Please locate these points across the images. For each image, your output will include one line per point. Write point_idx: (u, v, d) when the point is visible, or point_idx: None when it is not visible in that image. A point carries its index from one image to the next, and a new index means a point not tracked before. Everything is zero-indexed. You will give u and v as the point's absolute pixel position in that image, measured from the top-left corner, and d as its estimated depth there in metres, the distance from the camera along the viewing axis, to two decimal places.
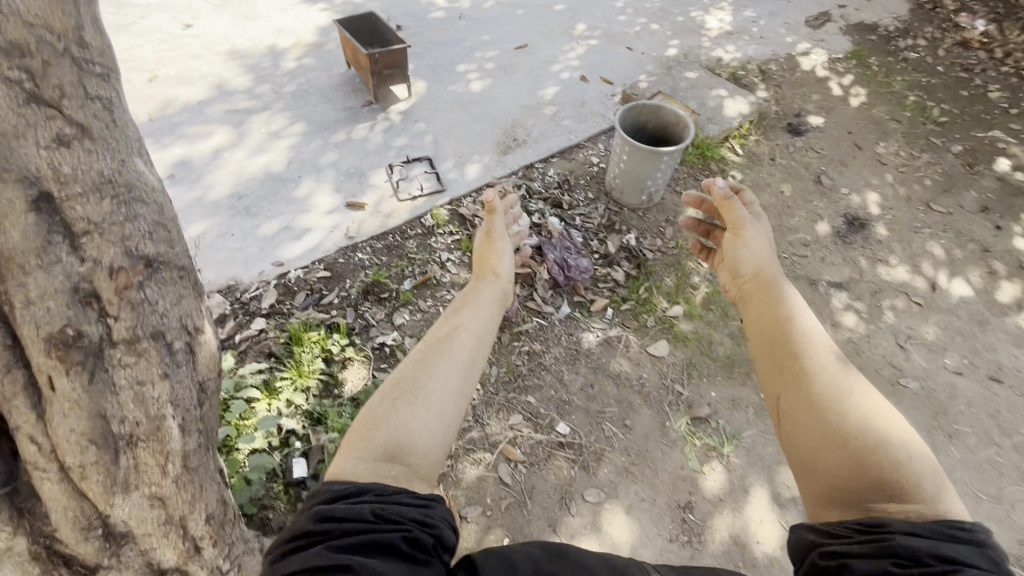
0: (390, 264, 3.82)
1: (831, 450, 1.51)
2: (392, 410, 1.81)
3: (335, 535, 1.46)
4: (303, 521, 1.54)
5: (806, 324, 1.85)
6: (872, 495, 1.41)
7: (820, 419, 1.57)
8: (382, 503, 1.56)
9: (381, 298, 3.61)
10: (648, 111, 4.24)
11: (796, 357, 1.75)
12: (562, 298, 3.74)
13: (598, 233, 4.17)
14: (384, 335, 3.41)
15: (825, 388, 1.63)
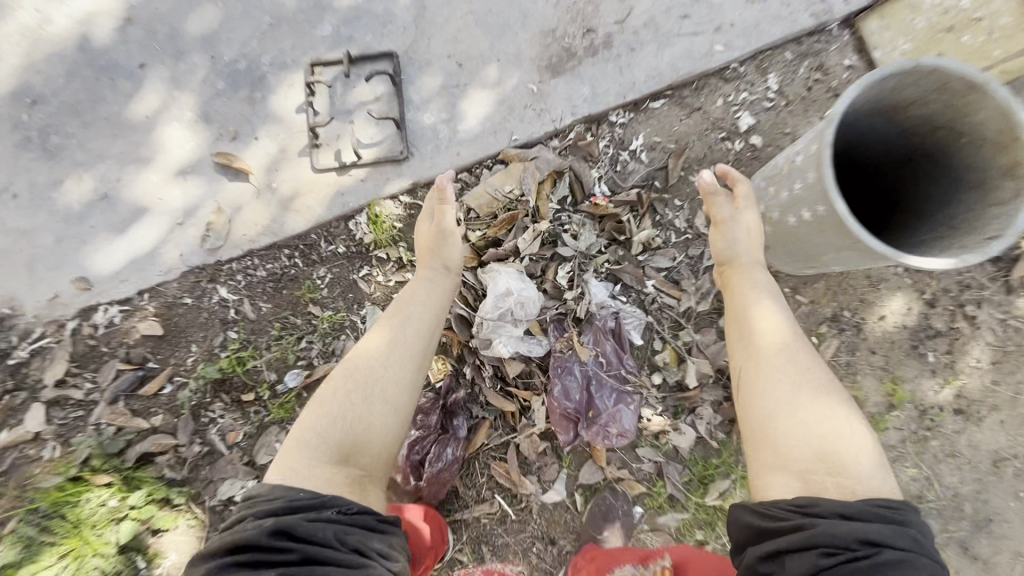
0: (271, 324, 2.10)
1: (787, 418, 1.53)
2: (361, 389, 1.63)
3: (297, 557, 1.27)
4: (253, 535, 1.30)
5: (779, 315, 1.73)
6: (815, 467, 1.44)
7: (776, 386, 1.59)
8: (347, 519, 1.39)
9: (242, 401, 2.05)
10: (894, 88, 1.47)
11: (764, 339, 1.69)
12: (560, 469, 2.04)
13: (679, 330, 2.09)
14: (232, 484, 2.02)
15: (788, 370, 1.61)
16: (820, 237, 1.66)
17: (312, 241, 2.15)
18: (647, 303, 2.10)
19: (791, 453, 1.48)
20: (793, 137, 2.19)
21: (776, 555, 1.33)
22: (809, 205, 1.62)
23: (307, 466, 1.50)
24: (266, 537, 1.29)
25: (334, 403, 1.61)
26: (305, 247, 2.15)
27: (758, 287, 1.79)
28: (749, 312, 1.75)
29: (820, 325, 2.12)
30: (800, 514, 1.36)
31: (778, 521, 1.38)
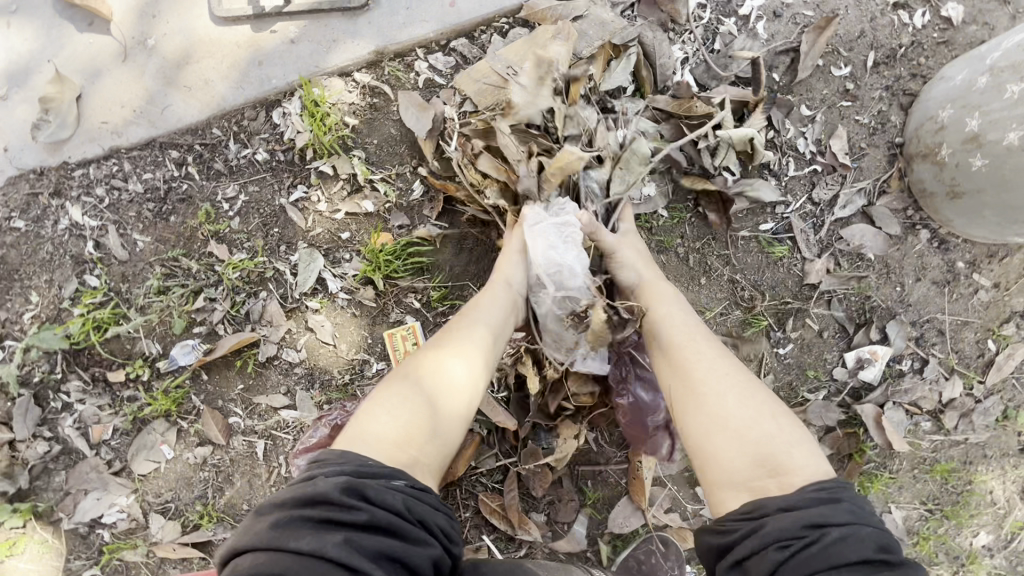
0: (151, 268, 1.35)
1: (716, 431, 0.92)
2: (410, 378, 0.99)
3: (365, 517, 0.78)
4: (318, 486, 0.81)
5: (670, 313, 1.09)
6: (759, 483, 0.86)
7: (692, 398, 0.97)
8: (424, 489, 0.88)
9: (109, 383, 1.35)
10: None
11: (666, 338, 1.07)
12: (581, 507, 1.39)
13: (780, 317, 1.36)
14: (99, 500, 1.37)
15: (710, 375, 0.98)
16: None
17: (214, 140, 1.35)
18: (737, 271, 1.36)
19: (729, 478, 0.89)
20: (1012, 11, 1.30)
21: (733, 566, 0.81)
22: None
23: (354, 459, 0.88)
24: (334, 487, 0.80)
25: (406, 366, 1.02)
26: (203, 148, 1.35)
27: (667, 299, 1.13)
28: (656, 319, 1.10)
29: (1004, 324, 1.36)
30: (740, 519, 0.84)
31: (719, 531, 0.86)
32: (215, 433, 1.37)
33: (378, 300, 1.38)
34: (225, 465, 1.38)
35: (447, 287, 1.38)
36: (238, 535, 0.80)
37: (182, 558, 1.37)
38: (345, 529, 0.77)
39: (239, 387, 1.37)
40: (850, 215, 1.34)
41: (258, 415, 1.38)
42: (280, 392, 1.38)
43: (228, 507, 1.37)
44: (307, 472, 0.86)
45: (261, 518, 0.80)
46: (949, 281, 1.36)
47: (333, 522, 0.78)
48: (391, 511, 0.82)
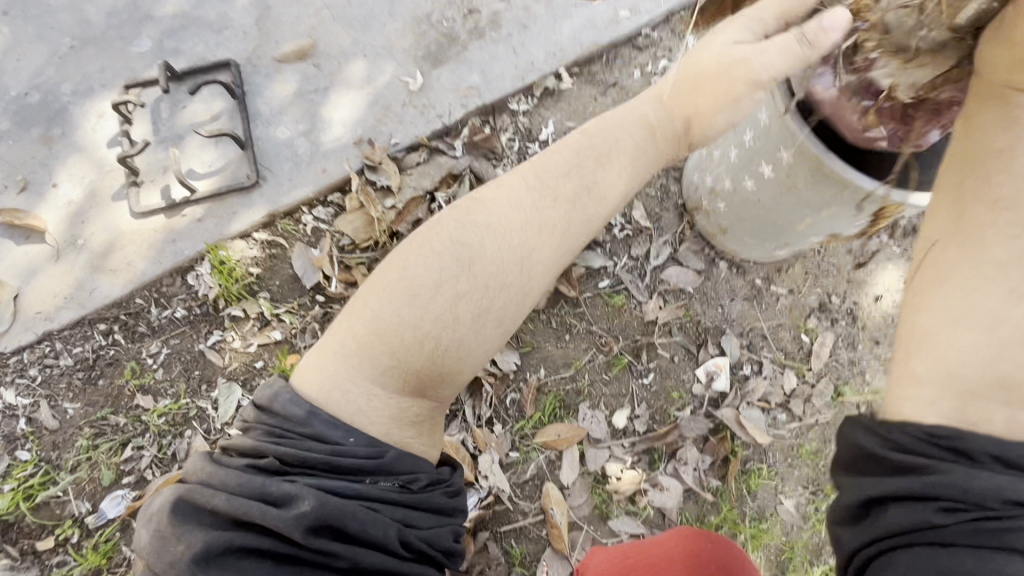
0: (80, 431, 1.49)
1: (969, 318, 0.80)
2: (469, 287, 0.93)
3: (345, 563, 0.81)
4: (279, 522, 0.80)
5: (1022, 165, 0.81)
6: (985, 397, 0.77)
7: (971, 267, 0.82)
8: (419, 510, 0.89)
9: (38, 552, 1.41)
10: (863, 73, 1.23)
11: (990, 189, 0.83)
12: (510, 568, 1.49)
13: (636, 350, 1.65)
14: None
15: (1012, 259, 0.80)
16: (788, 197, 1.27)
17: (138, 307, 1.60)
18: (589, 322, 1.66)
19: (952, 373, 0.79)
20: None
21: (873, 496, 0.77)
22: (769, 154, 1.23)
23: (355, 403, 0.91)
24: (297, 527, 0.79)
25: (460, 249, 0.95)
26: (127, 317, 1.59)
27: (1015, 163, 0.81)
28: (984, 162, 0.83)
29: (808, 319, 1.69)
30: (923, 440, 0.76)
31: (880, 446, 0.79)
32: None
33: None
34: None
35: None
36: (161, 549, 0.80)
37: None
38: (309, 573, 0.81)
39: None
40: (663, 262, 1.71)
41: None
42: None
43: None
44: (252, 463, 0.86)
45: (190, 538, 0.79)
46: (756, 295, 1.70)
47: (300, 560, 0.81)
48: (378, 547, 0.84)
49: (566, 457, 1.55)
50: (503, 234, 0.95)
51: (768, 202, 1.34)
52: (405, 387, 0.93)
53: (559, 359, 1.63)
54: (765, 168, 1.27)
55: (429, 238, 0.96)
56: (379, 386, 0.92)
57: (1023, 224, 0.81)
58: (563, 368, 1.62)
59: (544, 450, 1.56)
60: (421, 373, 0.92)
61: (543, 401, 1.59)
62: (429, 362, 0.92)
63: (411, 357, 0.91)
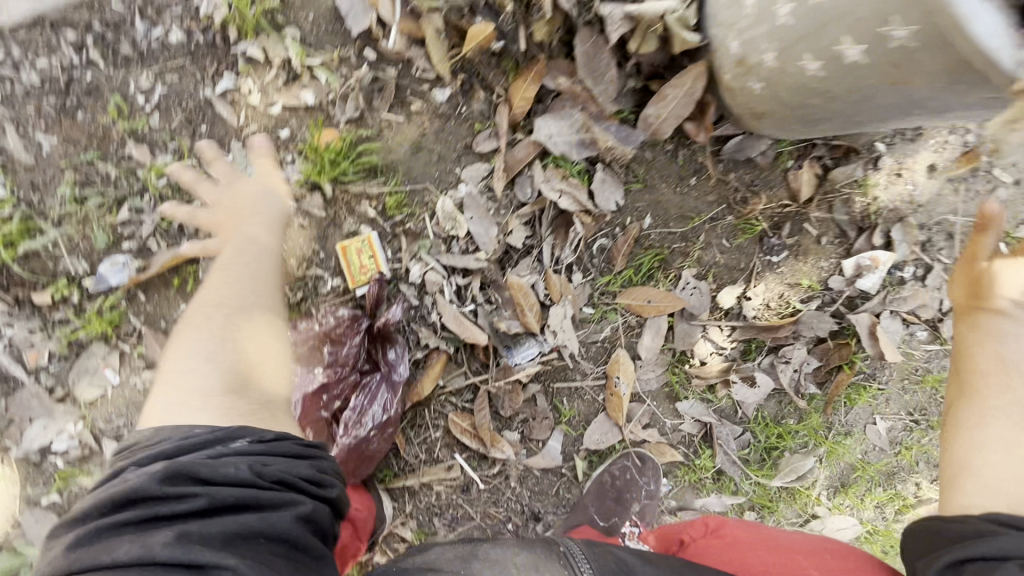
0: (63, 175, 1.18)
1: (980, 469, 0.82)
2: (241, 302, 0.90)
3: (203, 503, 0.62)
4: (126, 483, 0.63)
5: (997, 344, 0.89)
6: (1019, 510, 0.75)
7: (978, 417, 0.86)
8: (271, 446, 0.73)
9: (36, 305, 1.23)
10: None
11: (973, 375, 0.89)
12: (555, 425, 1.34)
13: (777, 217, 1.24)
14: (46, 427, 1.28)
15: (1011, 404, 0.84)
16: (878, 91, 0.76)
17: (120, 18, 1.16)
18: (729, 168, 1.21)
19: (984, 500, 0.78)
20: None
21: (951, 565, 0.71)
22: (855, 24, 0.70)
23: (196, 405, 0.77)
24: (151, 479, 0.63)
25: (205, 310, 0.89)
26: (105, 29, 1.16)
27: (989, 336, 0.89)
28: (985, 317, 0.91)
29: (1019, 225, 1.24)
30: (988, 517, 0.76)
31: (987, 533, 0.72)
32: (164, 356, 1.26)
33: (328, 209, 1.22)
34: None
35: (402, 192, 1.21)
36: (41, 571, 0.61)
37: None
38: (177, 522, 0.61)
39: (181, 307, 1.24)
40: None
41: None
42: None
43: None
44: (106, 473, 0.68)
45: (55, 541, 0.61)
46: (965, 176, 1.22)
47: (162, 522, 0.61)
48: (234, 485, 0.66)
49: (651, 323, 1.29)
50: (230, 286, 0.92)
51: (847, 91, 0.79)
52: (226, 384, 0.80)
53: (674, 210, 1.23)
54: (849, 49, 0.73)
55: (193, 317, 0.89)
56: (202, 393, 0.79)
57: (1002, 388, 0.86)
58: (675, 223, 1.24)
59: (626, 312, 1.28)
60: (240, 365, 0.83)
61: (639, 257, 1.25)
62: (236, 360, 0.84)
63: (223, 358, 0.83)
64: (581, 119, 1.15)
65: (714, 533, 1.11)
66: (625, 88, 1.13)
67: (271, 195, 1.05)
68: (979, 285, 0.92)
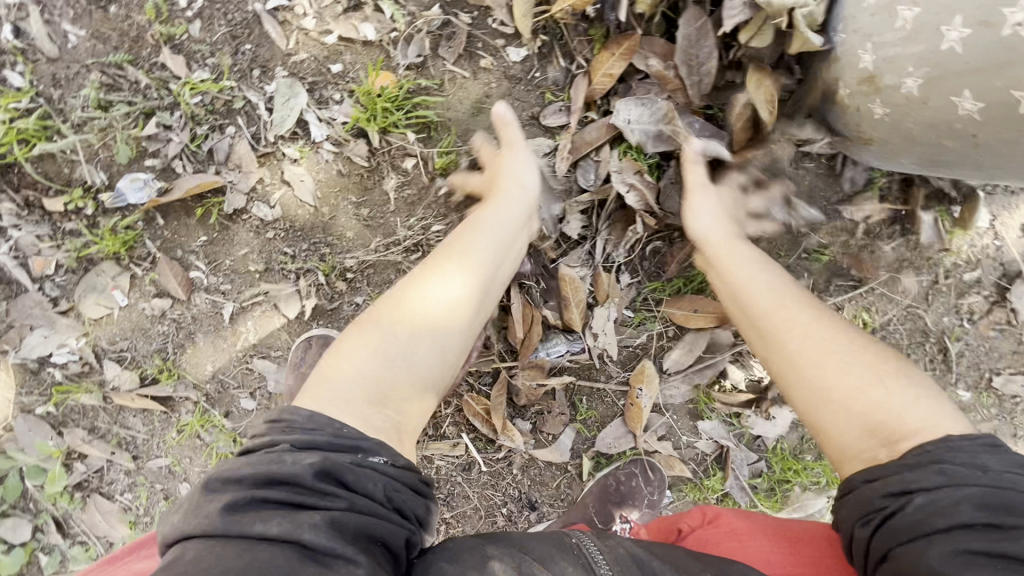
0: (89, 75, 1.08)
1: (820, 389, 0.78)
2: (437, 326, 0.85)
3: (343, 506, 0.63)
4: (291, 465, 0.64)
5: (738, 274, 0.94)
6: (878, 435, 0.71)
7: (807, 358, 0.80)
8: (405, 471, 0.72)
9: (47, 211, 1.14)
10: None
11: (756, 323, 0.89)
12: (569, 421, 1.30)
13: (850, 247, 1.15)
14: (46, 338, 1.23)
15: (803, 341, 0.81)
16: None
17: None
18: (809, 187, 1.12)
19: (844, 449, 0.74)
20: None
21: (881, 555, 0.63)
22: None
23: (337, 400, 0.77)
24: (306, 470, 0.64)
25: (395, 308, 0.86)
26: None
27: (730, 261, 0.96)
28: (723, 266, 0.97)
29: None
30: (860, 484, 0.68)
31: (862, 525, 0.65)
32: (176, 286, 1.19)
33: (370, 160, 1.12)
34: (186, 319, 1.23)
35: (452, 154, 1.11)
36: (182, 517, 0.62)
37: (140, 409, 1.29)
38: (317, 514, 0.61)
39: (200, 238, 1.17)
40: None
41: (224, 270, 1.19)
42: (250, 250, 1.18)
43: (189, 364, 1.25)
44: (270, 444, 0.68)
45: (213, 498, 0.61)
46: None
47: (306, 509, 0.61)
48: (366, 498, 0.66)
49: (690, 337, 1.22)
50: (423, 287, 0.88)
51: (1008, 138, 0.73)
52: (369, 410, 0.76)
53: None
54: None
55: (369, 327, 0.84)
56: (355, 408, 0.76)
57: (780, 329, 0.84)
58: None
59: (666, 321, 1.22)
60: (382, 380, 0.79)
61: (693, 268, 1.17)
62: (388, 385, 0.80)
63: (384, 380, 0.79)
64: (674, 117, 1.00)
65: (711, 523, 0.96)
66: (723, 79, 1.04)
67: (535, 170, 1.03)
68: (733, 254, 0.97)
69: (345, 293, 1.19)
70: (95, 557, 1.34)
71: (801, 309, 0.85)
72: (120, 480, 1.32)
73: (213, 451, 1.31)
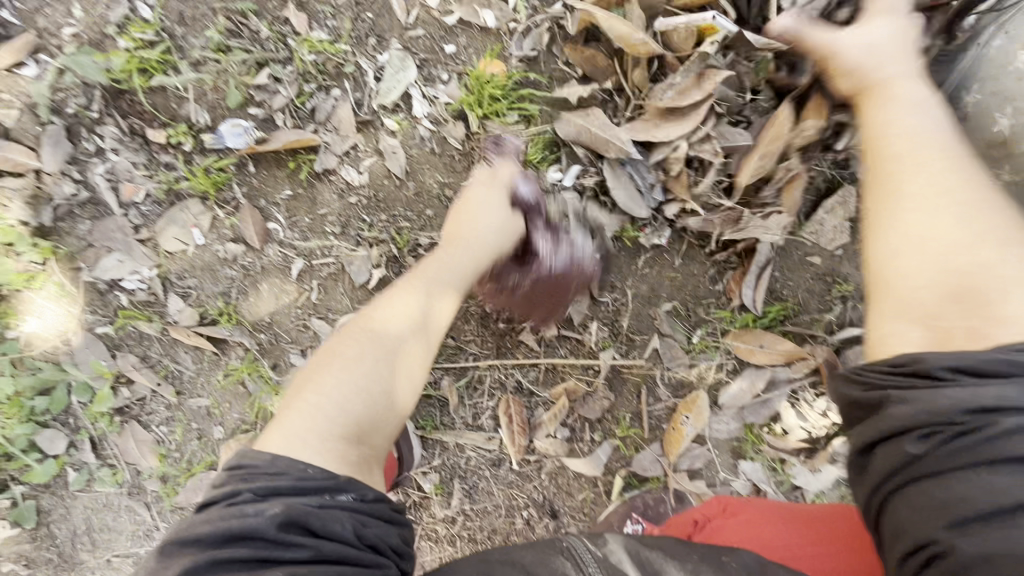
0: (216, 18, 1.12)
1: (934, 238, 0.64)
2: (396, 346, 0.83)
3: (308, 556, 0.60)
4: (245, 517, 0.61)
5: (893, 107, 0.75)
6: (947, 324, 0.61)
7: (932, 199, 0.66)
8: (378, 501, 0.69)
9: (148, 141, 1.18)
10: None
11: (896, 194, 0.68)
12: (607, 435, 1.28)
13: None
14: (121, 263, 1.26)
15: (923, 198, 0.67)
16: None
17: None
18: None
19: (905, 305, 0.64)
20: None
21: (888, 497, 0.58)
22: None
23: (306, 442, 0.70)
24: (266, 522, 0.60)
25: (346, 340, 0.81)
26: None
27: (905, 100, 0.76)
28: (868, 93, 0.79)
29: None
30: (934, 377, 0.57)
31: (917, 440, 0.55)
32: (253, 234, 1.22)
33: (465, 144, 1.14)
34: (255, 269, 1.25)
35: (545, 151, 1.13)
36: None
37: (193, 346, 1.31)
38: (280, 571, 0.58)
39: (286, 192, 1.19)
40: None
41: (301, 227, 1.21)
42: (330, 210, 1.20)
43: (250, 313, 1.27)
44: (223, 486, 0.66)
45: (168, 564, 0.59)
46: None
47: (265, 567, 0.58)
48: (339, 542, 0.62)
49: (750, 372, 1.20)
50: (371, 320, 0.85)
51: None
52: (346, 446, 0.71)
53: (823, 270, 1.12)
54: None
55: (333, 356, 0.79)
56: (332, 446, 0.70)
57: (895, 188, 0.68)
58: (817, 280, 1.15)
59: (728, 354, 1.21)
60: (359, 416, 0.74)
61: (766, 306, 1.17)
62: (365, 417, 0.75)
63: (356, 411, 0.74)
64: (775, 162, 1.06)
65: (727, 513, 0.96)
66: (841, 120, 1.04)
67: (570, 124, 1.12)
68: (896, 51, 0.80)
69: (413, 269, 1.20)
70: (120, 482, 1.36)
71: (914, 172, 0.68)
72: (159, 412, 1.35)
73: (255, 402, 1.32)
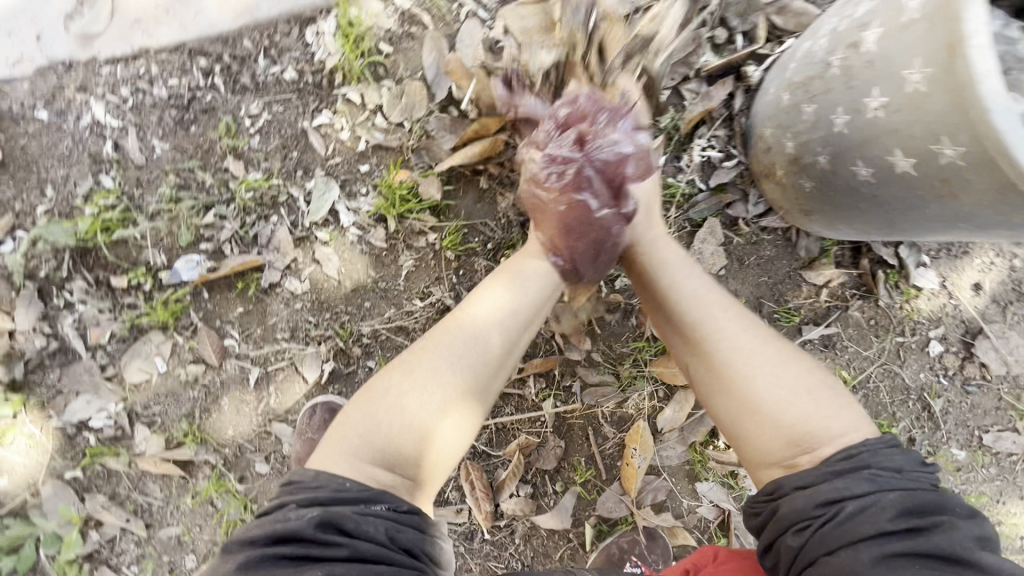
0: (165, 177, 1.34)
1: (757, 387, 0.86)
2: (471, 392, 0.91)
3: (344, 554, 0.73)
4: (290, 521, 0.75)
5: (671, 277, 1.02)
6: (790, 461, 0.82)
7: (738, 355, 0.89)
8: (410, 512, 0.82)
9: (112, 287, 1.33)
10: None
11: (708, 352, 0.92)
12: (569, 484, 1.33)
13: (817, 308, 1.27)
14: (88, 403, 1.35)
15: (728, 353, 0.90)
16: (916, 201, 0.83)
17: (246, 53, 1.34)
18: (773, 256, 1.26)
19: (762, 457, 0.85)
20: None
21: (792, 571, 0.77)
22: (853, 106, 0.84)
23: (350, 454, 0.83)
24: (307, 524, 0.75)
25: (424, 368, 0.89)
26: (231, 59, 1.34)
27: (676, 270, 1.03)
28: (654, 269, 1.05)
29: None
30: (791, 491, 0.80)
31: (794, 535, 0.77)
32: (210, 353, 1.34)
33: (389, 241, 1.33)
34: (215, 385, 1.35)
35: (458, 235, 1.31)
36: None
37: (161, 473, 1.36)
38: (323, 567, 0.72)
39: (238, 309, 1.34)
40: None
41: (254, 338, 1.34)
42: (279, 318, 1.34)
43: (213, 428, 1.34)
44: (276, 500, 0.81)
45: (229, 558, 0.74)
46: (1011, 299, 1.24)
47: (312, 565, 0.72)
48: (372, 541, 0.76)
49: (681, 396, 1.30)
50: (446, 356, 0.91)
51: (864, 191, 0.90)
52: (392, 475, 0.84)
53: None
54: (862, 165, 0.86)
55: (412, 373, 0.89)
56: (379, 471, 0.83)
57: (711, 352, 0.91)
58: None
59: (657, 381, 1.31)
60: (397, 449, 0.84)
61: None
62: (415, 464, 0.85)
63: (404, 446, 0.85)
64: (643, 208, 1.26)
65: (718, 560, 0.96)
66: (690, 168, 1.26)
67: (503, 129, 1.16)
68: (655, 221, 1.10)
69: (360, 357, 1.33)
70: None
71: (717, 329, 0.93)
72: (130, 549, 1.35)
73: (224, 518, 1.35)
